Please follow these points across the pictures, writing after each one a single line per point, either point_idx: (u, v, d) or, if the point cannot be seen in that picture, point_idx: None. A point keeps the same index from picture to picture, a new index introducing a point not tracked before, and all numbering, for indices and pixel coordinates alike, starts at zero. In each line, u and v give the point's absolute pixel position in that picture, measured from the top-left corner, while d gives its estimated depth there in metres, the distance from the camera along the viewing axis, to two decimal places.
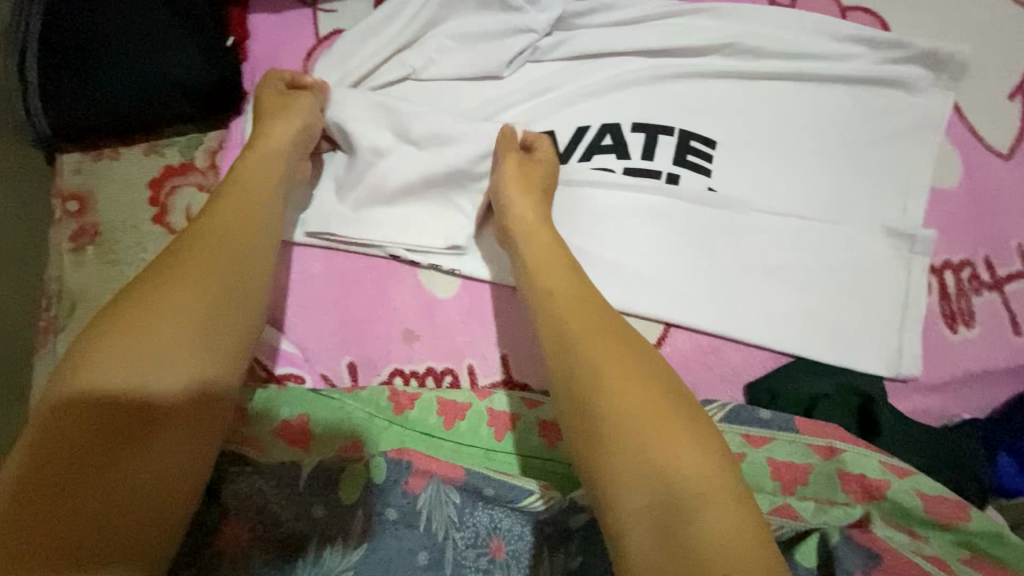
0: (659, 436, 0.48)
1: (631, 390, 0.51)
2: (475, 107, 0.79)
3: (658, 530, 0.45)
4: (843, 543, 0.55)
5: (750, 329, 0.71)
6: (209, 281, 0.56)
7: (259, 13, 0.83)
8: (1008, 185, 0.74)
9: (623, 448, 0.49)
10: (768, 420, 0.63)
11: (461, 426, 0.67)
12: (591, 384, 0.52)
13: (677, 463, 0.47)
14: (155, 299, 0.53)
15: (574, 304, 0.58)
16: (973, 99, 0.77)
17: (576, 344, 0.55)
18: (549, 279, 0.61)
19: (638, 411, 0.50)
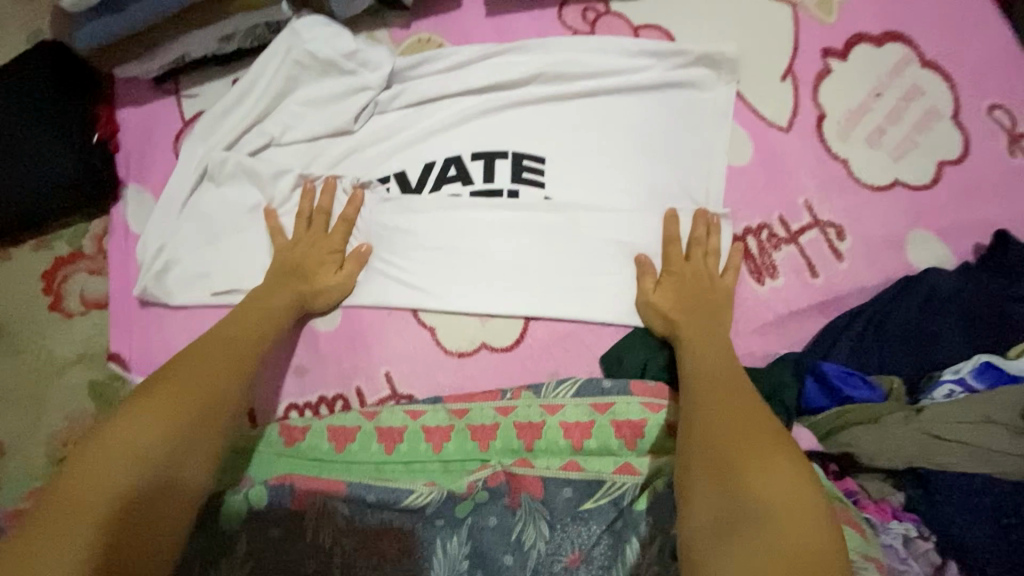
0: (755, 471, 0.54)
1: (731, 430, 0.60)
2: (332, 160, 0.89)
3: (718, 536, 0.52)
4: (666, 490, 0.68)
5: (595, 311, 0.82)
6: (199, 390, 0.63)
7: (126, 107, 0.91)
8: (790, 153, 0.87)
9: (712, 480, 0.56)
10: (609, 389, 0.75)
11: (352, 446, 0.77)
12: (697, 429, 0.62)
13: (755, 486, 0.53)
14: (140, 411, 0.59)
15: (713, 366, 0.70)
16: (752, 86, 0.91)
17: (693, 408, 0.65)
18: (709, 351, 0.72)
19: (730, 445, 0.58)
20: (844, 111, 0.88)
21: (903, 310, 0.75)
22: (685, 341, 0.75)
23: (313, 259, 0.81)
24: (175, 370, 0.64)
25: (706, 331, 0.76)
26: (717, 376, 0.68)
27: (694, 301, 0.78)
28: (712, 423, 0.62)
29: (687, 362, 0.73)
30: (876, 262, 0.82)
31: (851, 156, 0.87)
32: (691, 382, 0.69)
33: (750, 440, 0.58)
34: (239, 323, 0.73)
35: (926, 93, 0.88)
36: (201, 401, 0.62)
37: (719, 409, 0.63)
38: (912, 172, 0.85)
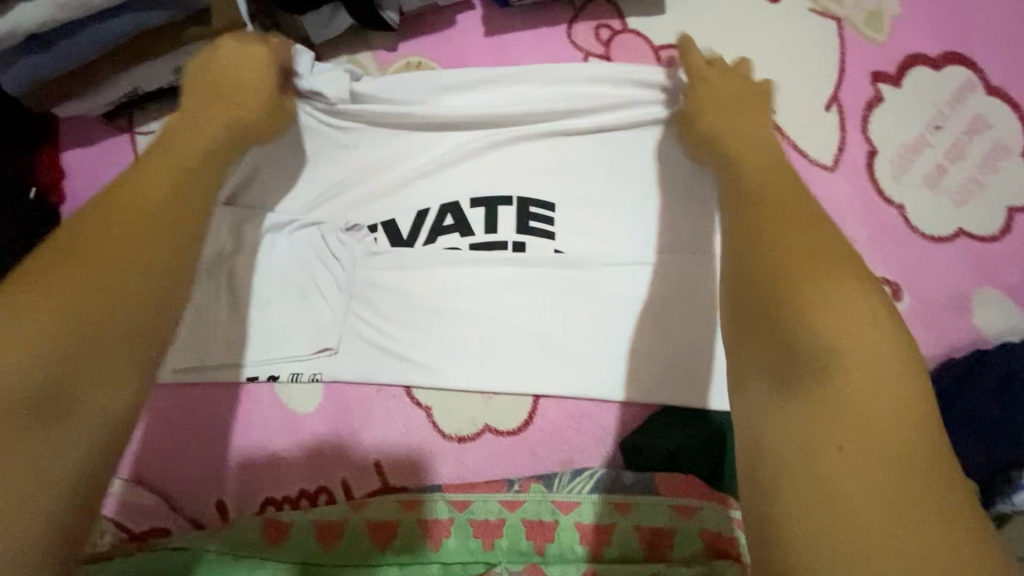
0: (901, 502, 0.33)
1: (863, 378, 0.36)
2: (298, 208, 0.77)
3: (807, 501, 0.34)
4: None
5: (616, 387, 0.71)
6: (92, 287, 0.40)
7: (74, 149, 0.80)
8: (837, 196, 0.76)
9: (778, 401, 0.39)
10: (632, 484, 0.65)
11: (339, 546, 0.67)
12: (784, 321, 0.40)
13: (849, 417, 0.36)
14: (76, 254, 0.41)
15: (785, 197, 0.49)
16: (791, 117, 0.78)
17: (811, 346, 0.38)
18: (777, 186, 0.51)
19: (827, 341, 0.38)
20: (898, 147, 0.77)
21: (977, 391, 0.64)
22: (759, 202, 0.49)
23: (236, 70, 0.61)
24: (88, 232, 0.43)
25: (768, 170, 0.55)
26: (813, 267, 0.42)
27: (774, 211, 0.48)
28: (802, 296, 0.40)
29: (745, 189, 0.53)
30: (937, 327, 0.71)
31: (907, 200, 0.75)
32: (753, 215, 0.48)
33: (853, 343, 0.38)
34: (155, 168, 0.50)
35: (993, 125, 0.77)
36: (138, 277, 0.43)
37: (835, 344, 0.38)
38: (978, 220, 0.74)
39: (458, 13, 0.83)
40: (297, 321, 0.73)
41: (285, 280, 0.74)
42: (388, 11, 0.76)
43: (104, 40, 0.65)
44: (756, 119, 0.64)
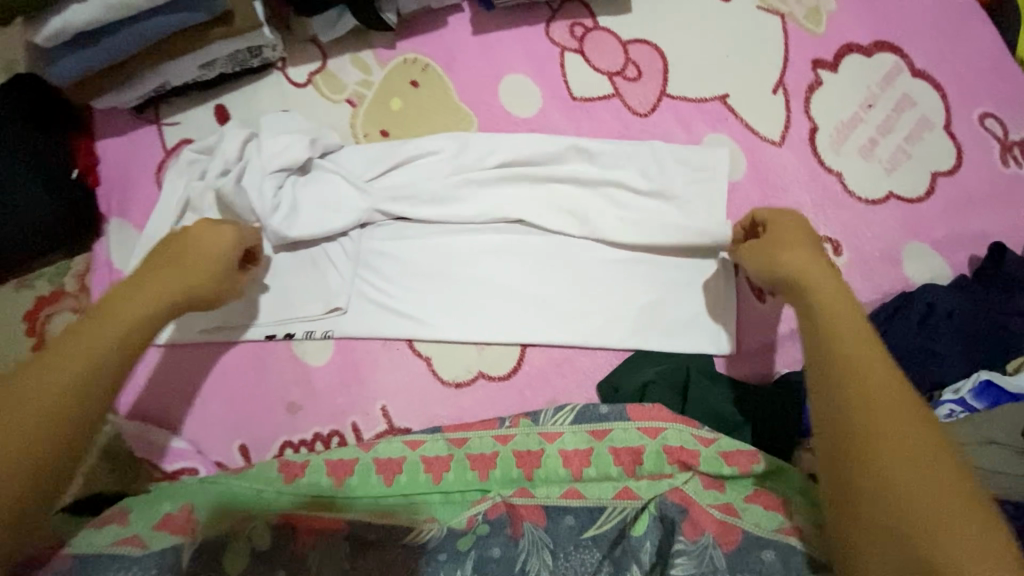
0: (902, 468, 0.48)
1: (866, 385, 0.52)
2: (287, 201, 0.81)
3: (849, 479, 0.50)
4: (664, 505, 0.66)
5: (593, 335, 0.80)
6: (45, 405, 0.51)
7: (106, 138, 0.90)
8: (786, 167, 0.86)
9: (887, 552, 0.47)
10: (607, 414, 0.73)
11: (351, 481, 0.73)
12: (863, 481, 0.49)
13: (948, 559, 0.44)
14: (19, 387, 0.51)
15: (839, 344, 0.56)
16: (743, 100, 0.89)
17: (822, 364, 0.56)
18: (837, 323, 0.57)
19: (909, 499, 0.47)
20: (836, 123, 0.88)
21: (903, 327, 0.74)
22: (817, 297, 0.60)
23: (201, 242, 0.67)
24: (47, 361, 0.53)
25: (830, 301, 0.59)
26: (843, 318, 0.58)
27: (806, 269, 0.62)
28: (875, 458, 0.49)
29: (807, 340, 0.58)
30: (873, 277, 0.81)
31: (845, 169, 0.86)
32: (827, 350, 0.56)
33: (927, 499, 0.46)
34: (117, 315, 0.59)
35: (918, 103, 0.88)
36: (76, 395, 0.53)
37: (840, 367, 0.54)
38: (907, 184, 0.85)
39: (449, 15, 0.93)
40: (313, 284, 0.83)
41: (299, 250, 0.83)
42: (388, 13, 0.86)
43: (145, 37, 0.76)
44: (799, 247, 0.65)
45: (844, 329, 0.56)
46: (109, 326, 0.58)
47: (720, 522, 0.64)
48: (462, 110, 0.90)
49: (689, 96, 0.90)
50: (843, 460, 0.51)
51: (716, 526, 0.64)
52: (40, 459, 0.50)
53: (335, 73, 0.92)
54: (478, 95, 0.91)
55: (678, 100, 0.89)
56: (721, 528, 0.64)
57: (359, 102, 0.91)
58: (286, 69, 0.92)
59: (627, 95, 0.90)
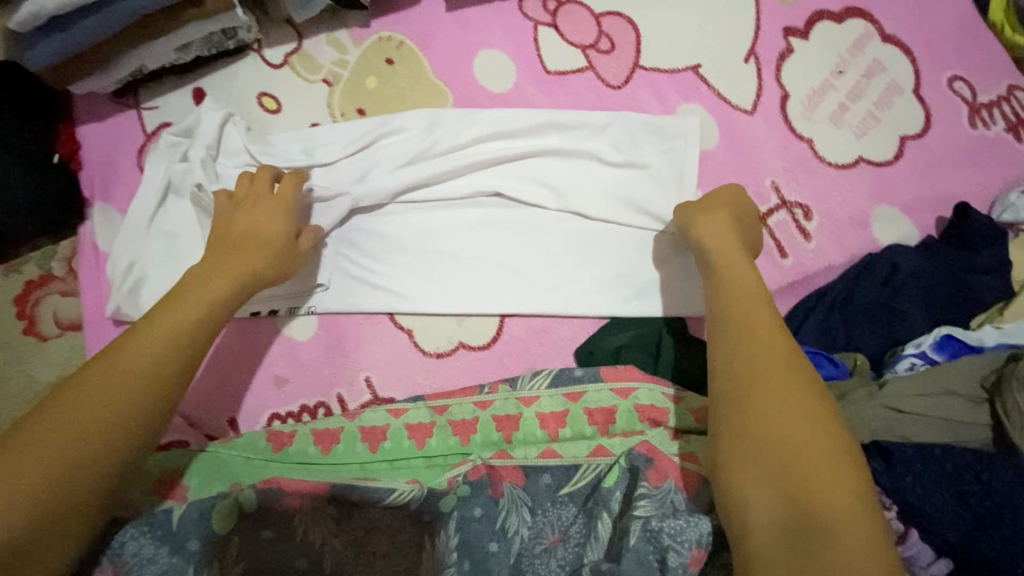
0: (787, 428, 0.54)
1: (759, 355, 0.58)
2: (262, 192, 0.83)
3: (740, 438, 0.56)
4: (639, 457, 0.68)
5: (570, 304, 0.82)
6: (121, 424, 0.58)
7: (86, 124, 0.91)
8: (758, 135, 0.88)
9: (761, 479, 0.53)
10: (581, 377, 0.76)
11: (338, 448, 0.76)
12: (748, 421, 0.56)
13: (808, 480, 0.52)
14: (76, 396, 0.57)
15: (740, 308, 0.63)
16: (715, 69, 0.90)
17: (723, 337, 0.61)
18: (739, 290, 0.64)
19: (786, 435, 0.54)
20: (807, 91, 0.89)
21: (867, 288, 0.77)
22: (726, 277, 0.66)
23: (258, 224, 0.74)
24: (131, 344, 0.62)
25: (737, 270, 0.67)
26: (744, 294, 0.64)
27: (725, 253, 0.69)
28: (761, 403, 0.56)
29: (715, 303, 0.65)
30: (842, 240, 0.83)
31: (815, 136, 0.87)
32: (730, 323, 0.62)
33: (798, 436, 0.54)
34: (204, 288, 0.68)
35: (887, 68, 0.89)
36: (135, 412, 0.59)
37: (740, 339, 0.60)
38: (876, 149, 0.86)
39: None
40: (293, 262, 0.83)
41: None
42: None
43: (117, 19, 0.76)
44: (718, 214, 0.73)
45: (747, 304, 0.63)
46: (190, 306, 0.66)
47: (682, 469, 0.67)
48: (437, 87, 0.91)
49: (661, 67, 0.90)
50: (734, 420, 0.57)
51: (678, 473, 0.67)
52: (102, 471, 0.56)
53: (311, 53, 0.93)
54: (453, 72, 0.91)
55: (651, 72, 0.90)
56: (682, 474, 0.67)
57: (335, 82, 0.92)
58: (262, 50, 0.93)
59: (600, 68, 0.91)
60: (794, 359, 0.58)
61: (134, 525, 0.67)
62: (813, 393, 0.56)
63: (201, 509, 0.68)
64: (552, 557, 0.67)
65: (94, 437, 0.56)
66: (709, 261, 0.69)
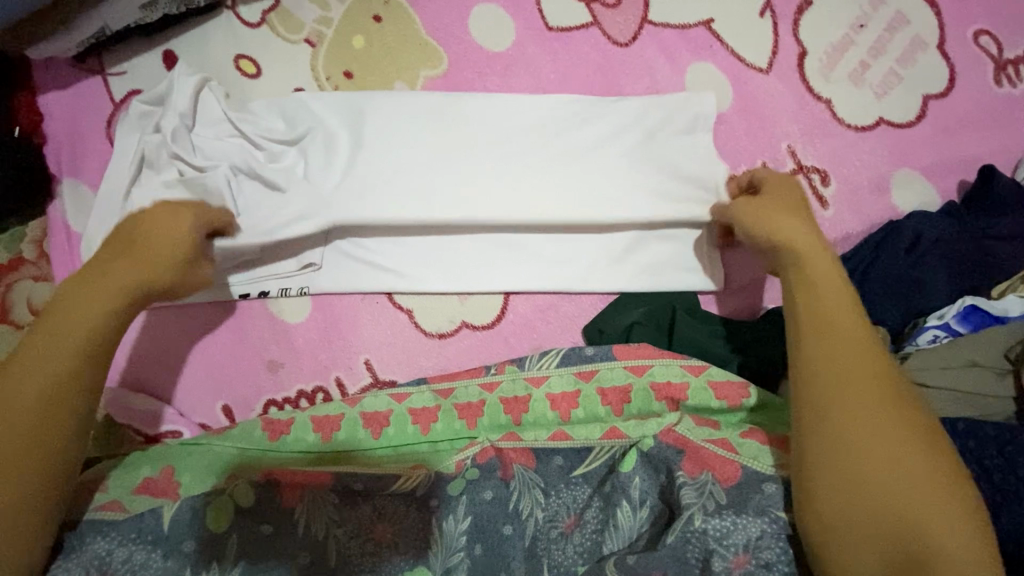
0: (894, 471, 0.50)
1: (852, 386, 0.53)
2: (240, 162, 0.78)
3: (839, 483, 0.51)
4: (656, 446, 0.65)
5: (576, 280, 0.79)
6: (25, 418, 0.55)
7: (47, 93, 0.83)
8: (773, 96, 0.82)
9: (861, 519, 0.49)
10: (593, 356, 0.72)
11: (338, 435, 0.74)
12: (845, 462, 0.51)
13: (923, 524, 0.48)
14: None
15: (826, 320, 0.57)
16: (729, 24, 0.84)
17: (808, 363, 0.56)
18: (823, 296, 0.58)
19: (888, 465, 0.50)
20: (826, 47, 0.83)
21: (889, 257, 0.74)
22: (801, 291, 0.59)
23: (159, 233, 0.66)
24: (12, 373, 0.57)
25: (818, 273, 0.60)
26: (829, 309, 0.57)
27: (795, 257, 0.61)
28: (856, 433, 0.51)
29: (796, 311, 0.59)
30: (860, 206, 0.80)
31: (834, 96, 0.82)
32: (813, 347, 0.56)
33: (899, 466, 0.50)
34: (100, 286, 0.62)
35: (911, 21, 0.83)
36: (44, 410, 0.56)
37: (828, 367, 0.55)
38: (897, 110, 0.81)
39: None
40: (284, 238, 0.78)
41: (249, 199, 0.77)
42: None
43: None
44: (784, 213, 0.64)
45: (832, 323, 0.56)
46: (78, 318, 0.60)
47: (720, 458, 0.63)
48: (430, 47, 0.84)
49: (672, 23, 0.84)
50: (827, 462, 0.52)
51: (716, 463, 0.62)
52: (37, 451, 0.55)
53: (291, 10, 0.85)
54: (447, 29, 0.84)
55: (660, 27, 0.84)
56: (719, 463, 0.63)
57: (319, 42, 0.85)
58: (237, 8, 0.85)
59: (605, 24, 0.84)
60: (887, 379, 0.54)
61: (122, 534, 0.64)
62: (911, 414, 0.52)
63: (193, 509, 0.65)
64: (569, 543, 0.64)
65: (22, 420, 0.55)
66: (785, 261, 0.62)
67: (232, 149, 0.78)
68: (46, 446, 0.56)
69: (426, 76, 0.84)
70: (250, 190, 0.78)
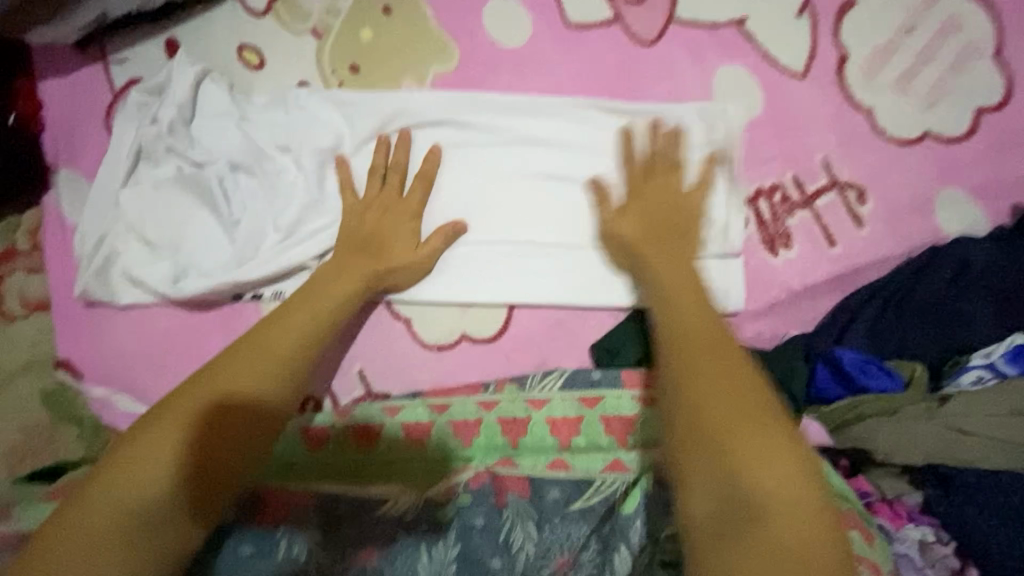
0: (740, 438, 0.45)
1: (703, 343, 0.52)
2: (236, 154, 0.75)
3: (689, 436, 0.47)
4: (655, 479, 0.62)
5: (586, 295, 0.74)
6: (240, 398, 0.54)
7: (48, 79, 0.81)
8: (808, 105, 0.76)
9: (702, 472, 0.46)
10: (598, 380, 0.70)
11: (326, 448, 0.70)
12: (686, 407, 0.48)
13: (757, 490, 0.43)
14: (208, 388, 0.54)
15: (685, 299, 0.57)
16: (764, 24, 0.77)
17: (663, 325, 0.56)
18: (681, 296, 0.58)
19: (722, 418, 0.47)
20: (870, 51, 0.76)
21: (928, 286, 0.68)
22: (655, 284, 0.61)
23: (392, 228, 0.71)
24: (246, 362, 0.56)
25: (658, 269, 0.64)
26: (671, 303, 0.57)
27: (645, 259, 0.65)
28: (699, 378, 0.49)
29: (653, 304, 0.60)
30: (900, 228, 0.73)
31: (876, 106, 0.75)
32: (667, 309, 0.57)
33: (754, 438, 0.45)
34: (303, 317, 0.62)
35: (967, 26, 0.75)
36: (264, 393, 0.55)
37: (679, 331, 0.54)
38: (944, 123, 0.74)
39: None
40: (282, 226, 0.74)
41: (246, 195, 0.75)
42: None
43: None
44: (666, 222, 0.68)
45: (680, 309, 0.56)
46: (299, 322, 0.62)
47: None
48: (441, 41, 0.80)
49: (700, 21, 0.78)
50: (670, 410, 0.49)
51: None
52: (229, 444, 0.53)
53: None
54: (459, 23, 0.80)
55: (687, 26, 0.78)
56: None
57: (325, 34, 0.81)
58: None
59: (628, 20, 0.79)
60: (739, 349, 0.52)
61: None
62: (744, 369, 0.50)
63: None
64: None
65: (251, 390, 0.55)
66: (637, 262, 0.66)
67: (233, 145, 0.75)
68: (246, 436, 0.54)
69: (436, 72, 0.80)
70: (247, 184, 0.75)
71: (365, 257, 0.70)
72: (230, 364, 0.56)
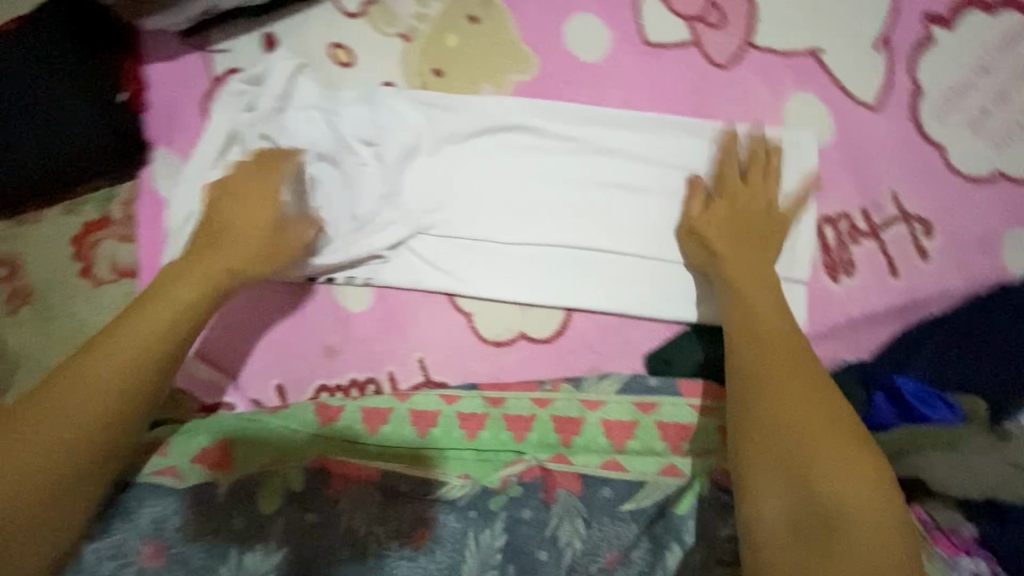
0: (816, 454, 0.55)
1: (780, 369, 0.61)
2: (323, 145, 0.79)
3: (763, 449, 0.57)
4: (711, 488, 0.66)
5: (646, 305, 0.76)
6: (89, 384, 0.59)
7: (153, 63, 0.87)
8: (879, 137, 0.77)
9: (776, 479, 0.55)
10: (655, 387, 0.72)
11: (384, 430, 0.72)
12: (757, 422, 0.59)
13: (829, 501, 0.52)
14: (75, 368, 0.60)
15: (775, 315, 0.66)
16: (840, 55, 0.79)
17: (739, 349, 0.65)
18: (758, 313, 0.66)
19: (802, 442, 0.56)
20: (945, 89, 0.77)
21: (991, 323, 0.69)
22: (741, 304, 0.68)
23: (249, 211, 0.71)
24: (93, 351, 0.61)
25: (755, 297, 0.68)
26: (757, 324, 0.66)
27: (735, 281, 0.69)
28: (775, 400, 0.59)
29: (728, 323, 0.68)
30: (967, 263, 0.73)
31: (948, 142, 0.76)
32: (746, 329, 0.66)
33: (823, 451, 0.55)
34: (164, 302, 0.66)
35: None
36: (118, 375, 0.60)
37: (762, 357, 0.63)
38: (1017, 163, 0.75)
39: None
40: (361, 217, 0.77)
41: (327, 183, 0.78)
42: None
43: None
44: (761, 253, 0.72)
45: (767, 328, 0.65)
46: (163, 308, 0.65)
47: None
48: (522, 52, 0.83)
49: (776, 49, 0.80)
50: (745, 425, 0.60)
51: None
52: (89, 422, 0.58)
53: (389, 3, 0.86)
54: (540, 35, 0.83)
55: (763, 53, 0.80)
56: None
57: (413, 38, 0.85)
58: None
59: (705, 44, 0.81)
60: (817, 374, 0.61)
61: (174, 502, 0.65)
62: (828, 397, 0.59)
63: (246, 488, 0.66)
64: None
65: (105, 374, 0.60)
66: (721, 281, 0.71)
67: (320, 136, 0.79)
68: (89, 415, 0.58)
69: (515, 80, 0.83)
70: (330, 173, 0.79)
71: (234, 244, 0.70)
72: (100, 345, 0.62)
